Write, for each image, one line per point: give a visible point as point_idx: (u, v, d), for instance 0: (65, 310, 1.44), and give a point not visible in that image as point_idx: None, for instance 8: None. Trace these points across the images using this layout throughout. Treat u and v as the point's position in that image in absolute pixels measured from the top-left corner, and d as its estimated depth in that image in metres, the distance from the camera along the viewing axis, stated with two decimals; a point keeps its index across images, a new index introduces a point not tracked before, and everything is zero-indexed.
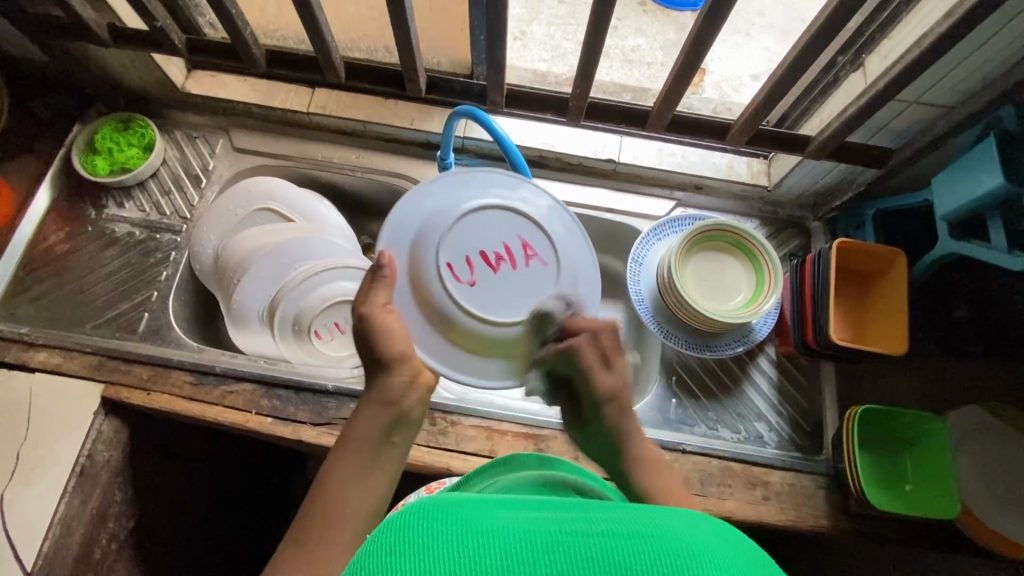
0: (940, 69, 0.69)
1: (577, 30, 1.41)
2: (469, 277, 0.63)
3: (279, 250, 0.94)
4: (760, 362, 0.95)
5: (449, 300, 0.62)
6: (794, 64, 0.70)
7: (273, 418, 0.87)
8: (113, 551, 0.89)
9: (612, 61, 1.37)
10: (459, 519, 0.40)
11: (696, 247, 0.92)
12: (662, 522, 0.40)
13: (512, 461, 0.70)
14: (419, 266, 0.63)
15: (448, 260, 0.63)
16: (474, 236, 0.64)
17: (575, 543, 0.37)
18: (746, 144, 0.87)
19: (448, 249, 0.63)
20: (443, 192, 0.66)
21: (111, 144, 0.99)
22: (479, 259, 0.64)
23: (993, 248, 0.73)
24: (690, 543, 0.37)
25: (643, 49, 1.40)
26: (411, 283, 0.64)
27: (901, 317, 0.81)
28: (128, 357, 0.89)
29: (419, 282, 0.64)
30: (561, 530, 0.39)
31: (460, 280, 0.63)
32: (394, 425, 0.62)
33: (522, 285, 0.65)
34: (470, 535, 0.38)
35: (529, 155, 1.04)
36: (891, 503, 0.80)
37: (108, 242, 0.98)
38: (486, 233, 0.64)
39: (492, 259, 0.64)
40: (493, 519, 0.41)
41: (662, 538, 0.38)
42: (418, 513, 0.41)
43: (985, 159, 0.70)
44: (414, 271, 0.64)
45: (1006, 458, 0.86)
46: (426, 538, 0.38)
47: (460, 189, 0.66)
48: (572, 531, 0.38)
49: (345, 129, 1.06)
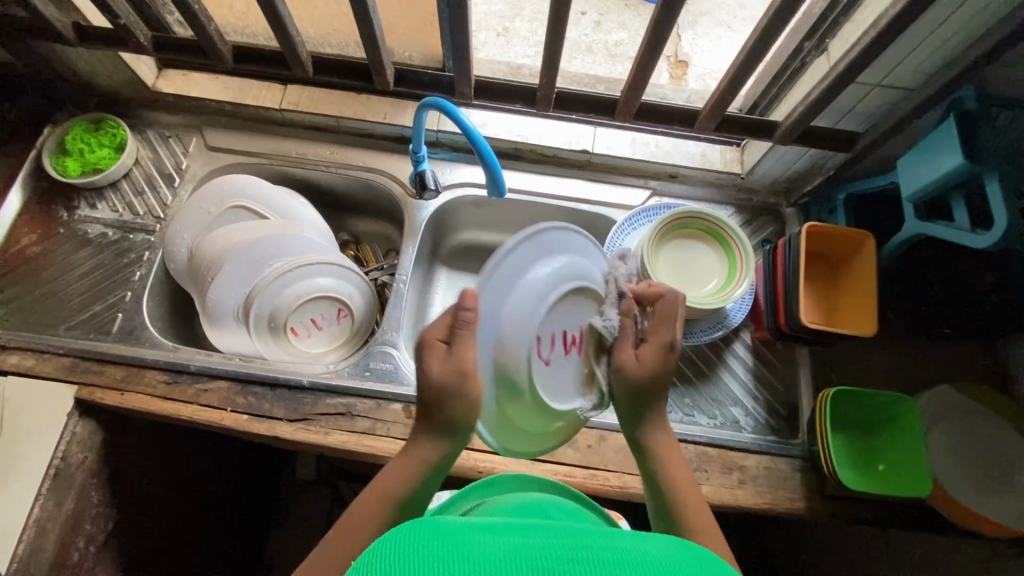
0: (899, 49, 0.69)
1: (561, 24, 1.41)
2: (547, 355, 0.61)
3: (253, 247, 0.93)
4: (735, 348, 0.95)
5: (531, 378, 0.59)
6: (755, 49, 0.71)
7: (248, 415, 0.86)
8: (92, 554, 0.89)
9: (595, 55, 1.37)
10: (443, 541, 0.39)
11: (670, 234, 0.92)
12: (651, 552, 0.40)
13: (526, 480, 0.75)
14: (513, 312, 0.58)
15: (539, 337, 0.59)
16: (558, 314, 0.62)
17: (562, 565, 0.37)
18: (714, 131, 0.87)
19: (544, 328, 0.60)
20: (525, 260, 0.60)
21: (82, 145, 0.99)
22: (557, 337, 0.62)
23: (957, 227, 0.73)
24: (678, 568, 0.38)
25: (626, 43, 1.40)
26: (504, 332, 0.58)
27: (870, 298, 0.82)
28: (101, 358, 0.89)
29: (511, 347, 0.58)
30: (546, 553, 0.38)
31: (539, 361, 0.60)
32: (425, 488, 0.61)
33: (570, 366, 0.65)
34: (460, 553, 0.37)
35: (503, 147, 1.04)
36: (861, 485, 0.81)
37: (80, 243, 0.98)
38: (568, 313, 0.63)
39: (569, 334, 0.64)
40: (475, 541, 0.40)
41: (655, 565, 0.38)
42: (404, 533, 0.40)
43: (946, 140, 0.71)
44: (510, 336, 0.58)
45: (978, 437, 0.87)
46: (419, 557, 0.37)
47: (551, 256, 0.62)
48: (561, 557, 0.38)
49: (318, 125, 1.06)
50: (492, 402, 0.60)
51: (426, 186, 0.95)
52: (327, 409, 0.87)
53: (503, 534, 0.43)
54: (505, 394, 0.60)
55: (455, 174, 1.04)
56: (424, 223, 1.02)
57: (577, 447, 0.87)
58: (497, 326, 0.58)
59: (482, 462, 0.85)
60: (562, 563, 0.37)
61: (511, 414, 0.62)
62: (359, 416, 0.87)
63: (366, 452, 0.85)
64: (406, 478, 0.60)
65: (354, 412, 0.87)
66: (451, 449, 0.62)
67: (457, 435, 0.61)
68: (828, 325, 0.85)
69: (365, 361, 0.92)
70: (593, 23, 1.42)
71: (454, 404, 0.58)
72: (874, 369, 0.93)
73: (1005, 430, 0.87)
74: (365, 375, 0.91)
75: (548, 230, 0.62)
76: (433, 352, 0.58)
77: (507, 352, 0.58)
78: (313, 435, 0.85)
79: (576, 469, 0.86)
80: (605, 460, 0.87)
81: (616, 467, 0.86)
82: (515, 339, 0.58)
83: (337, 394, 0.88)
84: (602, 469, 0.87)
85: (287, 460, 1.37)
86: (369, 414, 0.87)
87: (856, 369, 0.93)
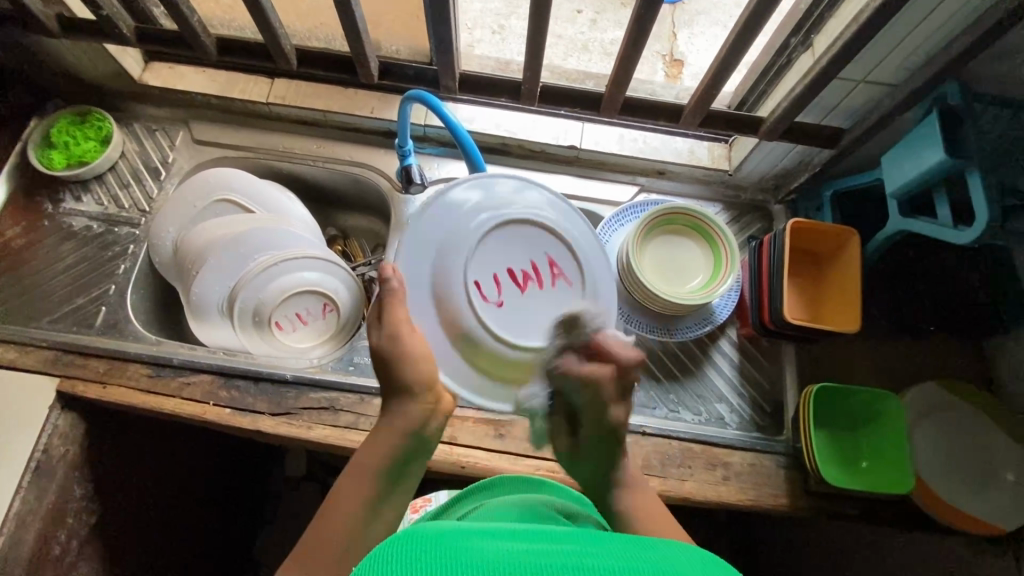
0: (881, 44, 0.69)
1: (557, 23, 1.40)
2: (496, 297, 0.70)
3: (237, 241, 0.93)
4: (721, 345, 0.95)
5: (474, 316, 0.69)
6: (737, 43, 0.70)
7: (231, 409, 0.86)
8: (74, 548, 0.89)
9: (590, 54, 1.36)
10: (444, 551, 0.39)
11: (655, 231, 0.92)
12: (650, 558, 0.40)
13: (519, 483, 0.74)
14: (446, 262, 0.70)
15: (475, 279, 0.70)
16: (497, 258, 0.71)
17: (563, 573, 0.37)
18: (700, 126, 0.87)
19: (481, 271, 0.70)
20: (446, 219, 0.72)
21: (67, 138, 0.99)
22: (502, 280, 0.71)
23: (940, 223, 0.73)
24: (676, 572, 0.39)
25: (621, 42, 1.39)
26: (440, 282, 0.70)
27: (855, 294, 0.82)
28: (84, 351, 0.89)
29: (448, 293, 0.69)
30: (546, 560, 0.39)
31: (487, 301, 0.70)
32: (407, 461, 0.61)
33: (531, 302, 0.72)
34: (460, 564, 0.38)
35: (491, 143, 1.04)
36: (844, 481, 0.81)
37: (65, 236, 0.97)
38: (509, 254, 0.72)
39: (517, 273, 0.72)
40: (476, 550, 0.40)
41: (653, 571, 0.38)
42: (404, 542, 0.40)
43: (929, 136, 0.71)
44: (443, 285, 0.69)
45: (962, 434, 0.87)
46: (416, 564, 0.37)
47: (475, 209, 0.72)
48: (560, 562, 0.39)
49: (305, 119, 1.05)
50: (454, 351, 0.70)
51: (412, 181, 0.96)
52: (310, 404, 0.86)
53: (504, 542, 0.43)
54: (468, 345, 0.70)
55: (443, 170, 1.04)
56: (411, 218, 1.02)
57: None
58: (434, 283, 0.70)
59: (465, 457, 0.85)
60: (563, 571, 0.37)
61: (479, 360, 0.71)
62: (343, 411, 0.86)
63: (349, 447, 0.84)
64: (386, 451, 0.60)
65: (337, 406, 0.87)
66: (426, 417, 0.63)
67: (424, 398, 0.63)
68: (813, 321, 0.85)
69: (350, 355, 0.92)
70: (589, 22, 1.41)
71: (402, 369, 0.63)
72: (860, 366, 0.93)
73: (991, 427, 0.87)
74: (349, 370, 0.91)
75: (462, 189, 0.73)
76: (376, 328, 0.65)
77: (448, 297, 0.69)
78: (295, 430, 0.85)
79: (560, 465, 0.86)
80: None
81: None
82: (448, 288, 0.69)
83: (320, 388, 0.88)
84: None
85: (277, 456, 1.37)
86: (352, 409, 0.87)
87: (842, 366, 0.93)
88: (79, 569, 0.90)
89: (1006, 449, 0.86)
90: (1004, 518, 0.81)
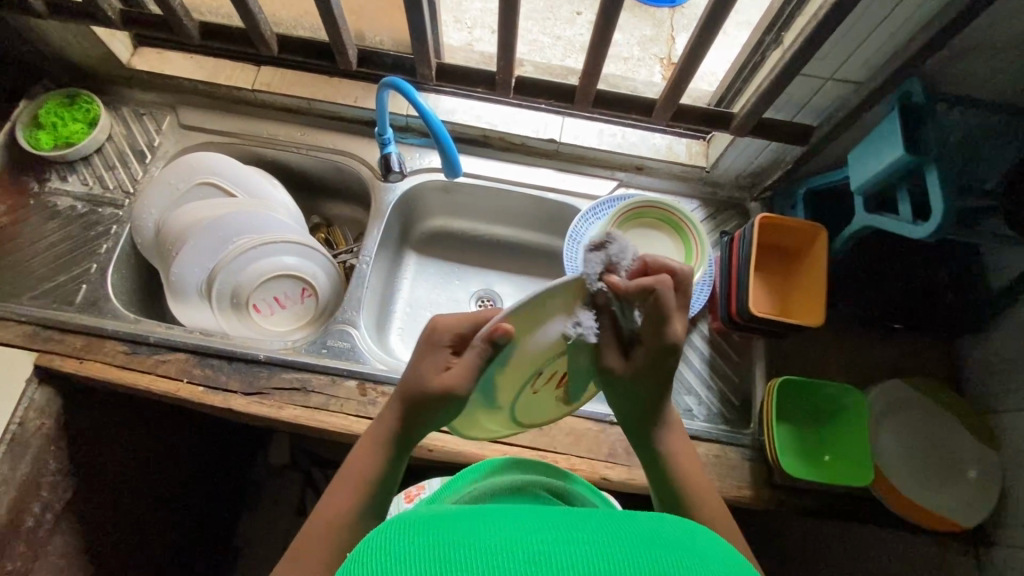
0: (843, 41, 0.70)
1: (556, 24, 1.39)
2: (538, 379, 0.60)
3: (216, 224, 0.95)
4: (693, 339, 0.96)
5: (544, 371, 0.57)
6: (702, 38, 0.72)
7: (204, 387, 0.87)
8: (48, 521, 0.90)
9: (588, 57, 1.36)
10: (431, 535, 0.38)
11: (626, 224, 0.94)
12: (635, 527, 0.40)
13: (514, 466, 0.74)
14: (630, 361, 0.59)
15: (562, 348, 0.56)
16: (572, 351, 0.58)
17: (555, 552, 0.36)
18: (671, 121, 0.89)
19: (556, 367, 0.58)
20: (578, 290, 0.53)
21: (55, 119, 1.01)
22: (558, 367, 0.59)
23: (901, 219, 0.75)
24: (663, 542, 0.39)
25: (620, 45, 1.36)
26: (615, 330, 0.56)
27: (819, 288, 0.83)
28: (63, 327, 0.90)
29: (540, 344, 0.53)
30: (541, 539, 0.38)
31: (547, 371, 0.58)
32: (389, 471, 0.61)
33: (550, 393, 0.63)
34: (447, 547, 0.37)
35: (472, 134, 1.05)
36: (806, 473, 0.82)
37: (50, 215, 0.99)
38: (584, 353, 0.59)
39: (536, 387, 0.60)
40: (468, 528, 0.40)
41: (639, 542, 0.38)
42: (391, 530, 0.39)
43: (890, 133, 0.72)
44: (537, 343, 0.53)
45: (923, 431, 0.88)
46: (405, 553, 0.36)
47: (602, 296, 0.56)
48: (547, 539, 0.38)
49: (291, 107, 1.07)
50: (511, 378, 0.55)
51: (390, 169, 1.00)
52: (281, 384, 0.88)
53: (498, 519, 0.43)
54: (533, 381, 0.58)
55: (424, 160, 1.05)
56: (391, 206, 1.03)
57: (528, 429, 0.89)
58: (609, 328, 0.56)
59: (433, 441, 0.86)
60: (555, 549, 0.37)
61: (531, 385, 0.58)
62: (314, 392, 0.88)
63: (318, 427, 0.86)
64: (370, 467, 0.60)
65: (309, 387, 0.88)
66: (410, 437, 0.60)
67: (412, 424, 0.59)
68: (778, 314, 0.86)
69: (323, 339, 0.93)
70: (587, 24, 1.42)
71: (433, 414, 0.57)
72: (829, 363, 0.94)
73: (954, 425, 0.88)
74: (322, 353, 0.92)
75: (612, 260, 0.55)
76: (437, 359, 0.57)
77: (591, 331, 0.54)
78: (265, 409, 0.86)
79: (526, 451, 0.87)
80: (555, 442, 0.88)
81: (564, 449, 0.87)
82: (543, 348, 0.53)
83: (292, 369, 0.89)
84: (552, 452, 0.88)
85: (260, 443, 1.38)
86: (324, 390, 0.88)
87: (812, 362, 0.94)
88: (53, 542, 0.91)
89: (967, 446, 0.87)
90: (961, 512, 0.83)
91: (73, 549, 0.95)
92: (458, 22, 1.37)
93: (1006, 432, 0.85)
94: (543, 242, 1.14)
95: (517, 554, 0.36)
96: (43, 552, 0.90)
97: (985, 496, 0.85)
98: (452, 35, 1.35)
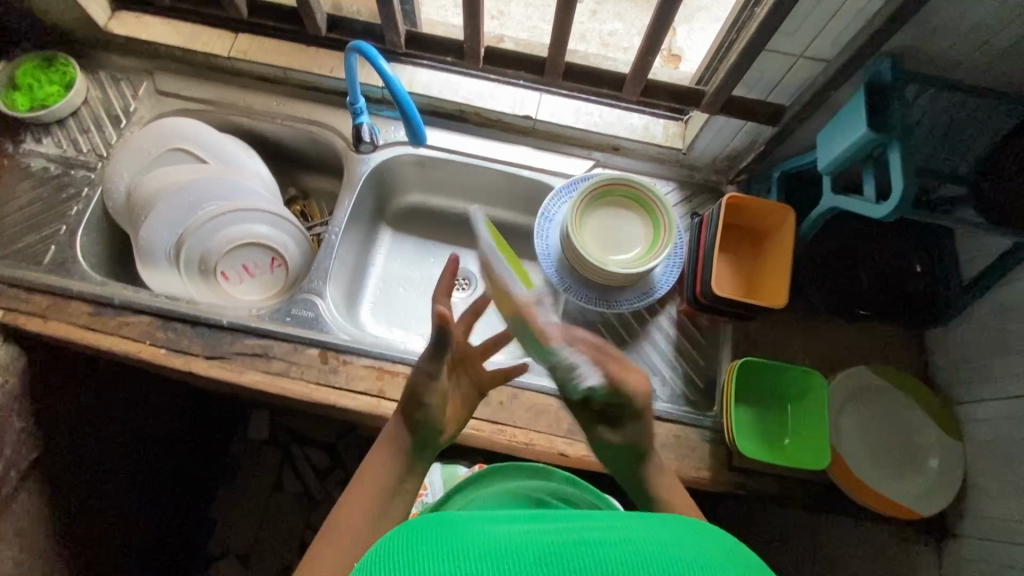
0: (811, 16, 0.70)
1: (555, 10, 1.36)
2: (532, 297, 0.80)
3: (186, 190, 0.95)
4: (660, 320, 0.95)
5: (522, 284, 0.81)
6: (668, 8, 0.71)
7: (166, 350, 0.88)
8: (12, 480, 0.90)
9: (586, 44, 1.32)
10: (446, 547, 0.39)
11: (595, 203, 0.93)
12: (657, 539, 0.39)
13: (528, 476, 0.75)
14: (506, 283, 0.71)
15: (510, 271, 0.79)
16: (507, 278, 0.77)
17: (566, 556, 0.37)
18: (641, 97, 0.93)
19: (502, 299, 0.75)
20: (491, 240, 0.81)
21: (31, 80, 1.01)
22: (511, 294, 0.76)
23: (865, 200, 0.75)
24: (686, 557, 0.37)
25: (620, 34, 1.34)
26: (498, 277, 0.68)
27: (786, 269, 0.82)
28: (29, 287, 0.91)
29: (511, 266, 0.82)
30: (558, 551, 0.37)
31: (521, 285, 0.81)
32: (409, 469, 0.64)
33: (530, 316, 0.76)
34: (461, 559, 0.37)
35: (449, 109, 1.05)
36: (763, 454, 0.81)
37: (23, 175, 0.99)
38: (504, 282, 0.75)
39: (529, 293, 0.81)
40: (486, 536, 0.41)
41: (659, 557, 0.37)
42: (408, 537, 0.40)
43: (855, 111, 0.72)
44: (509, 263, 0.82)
45: (889, 419, 0.88)
46: (417, 562, 0.37)
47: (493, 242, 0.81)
48: (563, 549, 0.38)
49: (267, 76, 1.06)
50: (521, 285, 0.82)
51: (361, 139, 0.98)
52: (244, 350, 0.89)
53: (518, 528, 0.43)
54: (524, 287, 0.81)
55: (400, 133, 1.04)
56: (364, 179, 1.03)
57: (488, 403, 0.88)
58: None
59: (390, 411, 0.86)
60: (570, 561, 0.37)
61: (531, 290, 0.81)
62: (276, 358, 0.88)
63: (277, 393, 0.86)
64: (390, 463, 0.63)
65: (271, 353, 0.89)
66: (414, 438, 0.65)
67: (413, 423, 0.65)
68: (745, 296, 0.86)
69: (288, 307, 0.93)
70: (589, 10, 1.36)
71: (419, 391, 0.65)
72: (797, 348, 0.93)
73: (918, 414, 0.88)
74: (286, 321, 0.92)
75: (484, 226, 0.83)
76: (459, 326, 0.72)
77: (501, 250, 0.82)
78: (226, 374, 0.87)
79: (485, 424, 0.87)
80: (515, 418, 0.88)
81: (524, 424, 0.87)
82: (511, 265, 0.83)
83: (256, 336, 0.89)
84: (511, 425, 0.88)
85: (239, 418, 1.38)
86: (285, 357, 0.89)
87: (779, 347, 0.93)
88: (18, 501, 0.92)
89: (929, 436, 0.86)
90: (919, 501, 0.82)
91: (41, 507, 0.96)
92: (456, 6, 1.29)
93: (969, 423, 0.85)
94: (518, 222, 1.14)
95: (534, 562, 0.37)
96: (7, 509, 0.91)
97: (947, 486, 0.84)
98: (452, 20, 1.27)
